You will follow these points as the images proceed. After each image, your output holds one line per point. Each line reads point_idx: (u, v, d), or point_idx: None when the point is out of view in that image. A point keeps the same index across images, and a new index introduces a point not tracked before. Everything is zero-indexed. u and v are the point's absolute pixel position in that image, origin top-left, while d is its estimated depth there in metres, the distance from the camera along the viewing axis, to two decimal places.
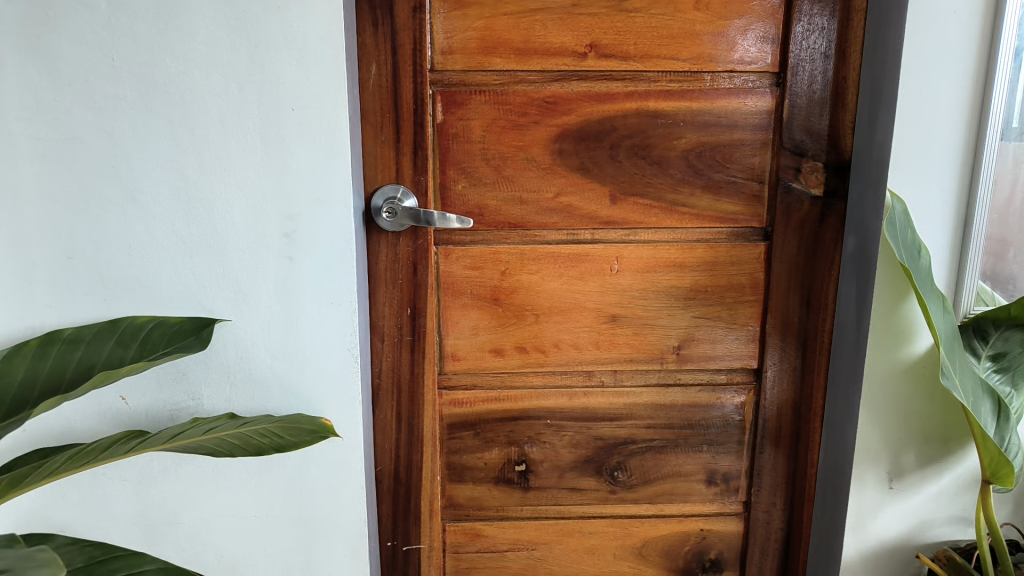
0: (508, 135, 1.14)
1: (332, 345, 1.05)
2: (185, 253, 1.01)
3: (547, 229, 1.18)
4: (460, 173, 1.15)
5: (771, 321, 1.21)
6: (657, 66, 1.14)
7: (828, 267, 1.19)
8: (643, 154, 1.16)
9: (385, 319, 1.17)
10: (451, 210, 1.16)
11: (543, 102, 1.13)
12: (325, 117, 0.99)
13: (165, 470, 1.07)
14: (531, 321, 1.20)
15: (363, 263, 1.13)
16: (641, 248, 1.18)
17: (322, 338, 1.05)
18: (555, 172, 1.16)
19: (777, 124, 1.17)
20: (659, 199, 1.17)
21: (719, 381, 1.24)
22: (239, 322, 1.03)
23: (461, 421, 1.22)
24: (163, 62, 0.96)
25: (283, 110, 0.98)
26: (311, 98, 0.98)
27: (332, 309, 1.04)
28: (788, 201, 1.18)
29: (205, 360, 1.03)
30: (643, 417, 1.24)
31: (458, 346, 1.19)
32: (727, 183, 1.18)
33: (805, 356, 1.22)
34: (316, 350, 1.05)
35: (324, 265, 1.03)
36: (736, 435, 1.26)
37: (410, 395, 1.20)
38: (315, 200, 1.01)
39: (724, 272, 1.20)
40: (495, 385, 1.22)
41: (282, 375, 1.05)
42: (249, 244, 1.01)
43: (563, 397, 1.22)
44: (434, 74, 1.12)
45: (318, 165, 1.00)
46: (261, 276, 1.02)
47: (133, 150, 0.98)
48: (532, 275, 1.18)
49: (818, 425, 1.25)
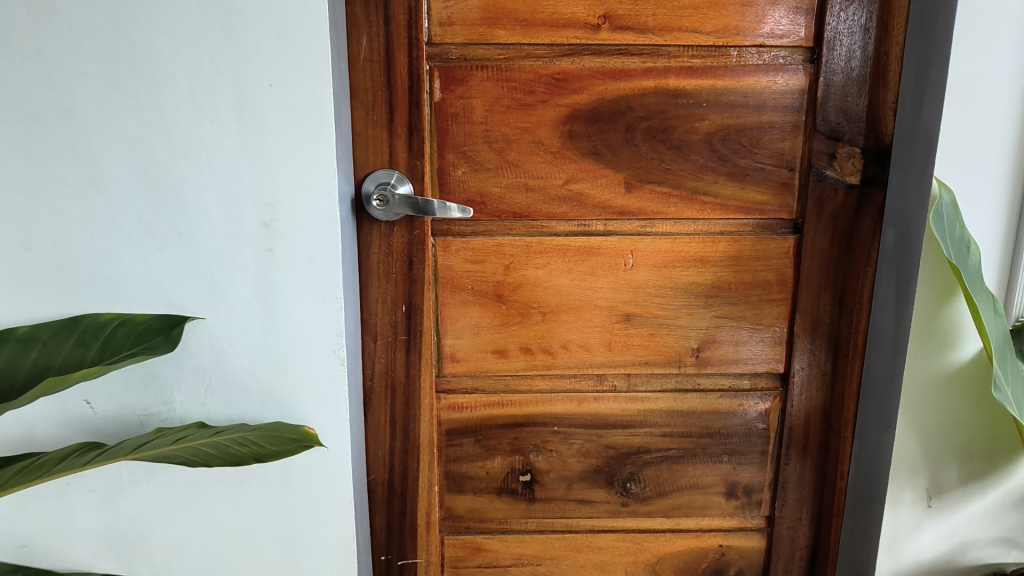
0: (513, 116, 1.04)
1: (318, 346, 0.96)
2: (154, 243, 0.92)
3: (554, 220, 1.07)
4: (460, 158, 1.05)
5: (799, 321, 1.11)
6: (678, 40, 1.03)
7: (863, 262, 1.08)
8: (662, 137, 1.05)
9: (378, 316, 1.08)
10: (449, 198, 1.06)
11: (552, 79, 1.03)
12: (309, 95, 0.89)
13: (136, 480, 0.99)
14: (537, 320, 1.10)
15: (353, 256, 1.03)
16: (658, 241, 1.08)
17: (305, 338, 0.95)
18: (564, 157, 1.05)
19: (811, 104, 1.06)
20: (678, 187, 1.07)
21: (742, 387, 1.14)
22: (215, 321, 0.94)
23: (461, 427, 1.13)
24: (126, 31, 0.86)
25: (261, 87, 0.88)
26: (293, 73, 0.88)
27: (317, 307, 0.95)
28: (821, 189, 1.07)
29: (178, 362, 0.94)
30: (658, 424, 1.14)
31: (457, 346, 1.10)
32: (754, 170, 1.07)
33: (836, 360, 1.12)
34: (299, 351, 0.95)
35: (308, 257, 0.93)
36: (759, 445, 1.16)
37: (405, 398, 1.10)
38: (295, 186, 0.91)
39: (749, 268, 1.10)
40: (498, 389, 1.12)
41: (263, 379, 0.96)
42: (224, 235, 0.92)
43: (572, 403, 1.13)
44: (431, 48, 1.01)
45: (299, 148, 0.90)
46: (239, 270, 0.93)
47: (95, 130, 0.88)
48: (538, 270, 1.08)
49: (849, 435, 1.14)
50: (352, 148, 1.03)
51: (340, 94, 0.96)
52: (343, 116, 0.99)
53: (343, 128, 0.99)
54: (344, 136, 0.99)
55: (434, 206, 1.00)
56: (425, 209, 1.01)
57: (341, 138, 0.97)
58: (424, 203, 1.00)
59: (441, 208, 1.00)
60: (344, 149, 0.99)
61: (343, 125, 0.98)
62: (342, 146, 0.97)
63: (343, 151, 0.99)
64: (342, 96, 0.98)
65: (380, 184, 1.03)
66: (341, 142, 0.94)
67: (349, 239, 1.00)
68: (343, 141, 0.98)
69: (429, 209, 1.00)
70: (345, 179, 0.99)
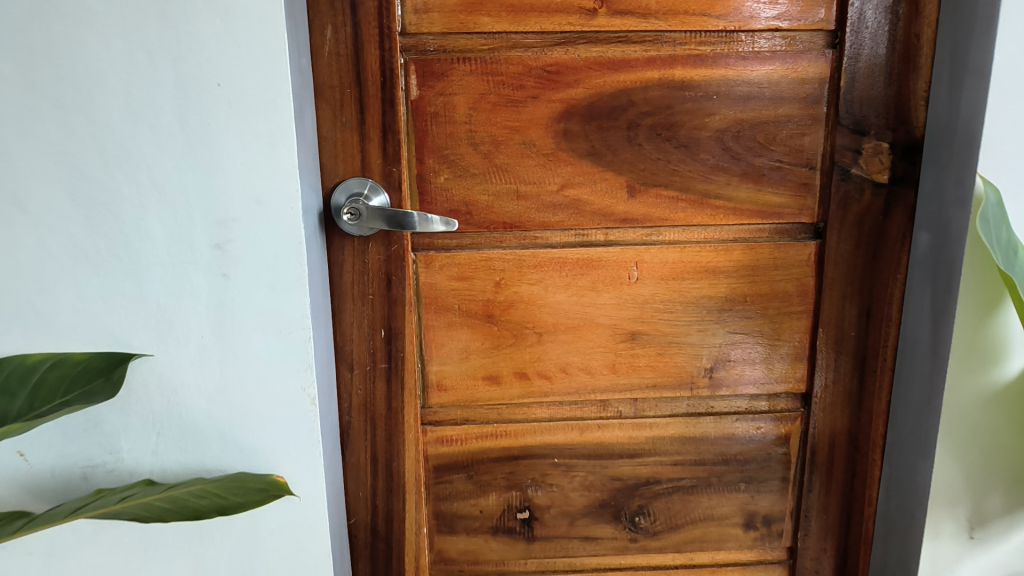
0: (500, 114, 0.92)
1: (283, 380, 0.85)
2: (89, 270, 0.79)
3: (550, 229, 0.96)
4: (442, 163, 0.93)
5: (823, 335, 1.00)
6: (684, 25, 0.91)
7: (893, 269, 0.97)
8: (668, 135, 0.94)
9: (353, 343, 0.96)
10: (431, 208, 0.94)
11: (543, 71, 0.91)
12: (263, 94, 0.77)
13: (80, 540, 0.86)
14: (533, 341, 0.98)
15: (323, 277, 0.91)
16: (665, 250, 0.97)
17: (269, 373, 0.84)
18: (559, 159, 0.93)
19: (833, 94, 0.94)
20: (687, 190, 0.95)
21: (760, 408, 1.04)
22: (164, 357, 0.82)
23: (451, 463, 1.01)
24: (44, 22, 0.73)
25: (206, 84, 0.76)
26: (244, 70, 0.76)
27: (279, 337, 0.83)
28: (845, 189, 0.96)
29: (123, 406, 0.82)
30: (668, 452, 1.04)
31: (444, 373, 0.98)
32: (771, 169, 0.96)
33: (864, 377, 1.01)
34: (263, 388, 0.84)
35: (268, 282, 0.82)
36: (780, 471, 1.05)
37: (387, 432, 0.99)
38: (251, 200, 0.80)
39: (767, 278, 0.99)
40: (491, 419, 1.01)
41: (221, 423, 0.84)
42: (170, 259, 0.80)
43: (573, 432, 1.02)
44: (406, 38, 0.89)
45: (254, 157, 0.79)
46: (189, 298, 0.81)
47: (14, 140, 0.76)
48: (532, 286, 0.97)
49: (879, 457, 1.03)
50: (318, 154, 0.91)
51: (301, 94, 0.84)
52: (308, 119, 0.87)
53: (308, 132, 0.87)
54: (310, 142, 0.88)
55: (413, 218, 0.88)
56: (402, 223, 0.88)
57: (306, 143, 0.86)
58: (401, 215, 0.88)
59: (420, 220, 0.88)
60: (310, 156, 0.88)
61: (307, 129, 0.87)
62: (306, 153, 0.86)
63: (308, 159, 0.87)
64: (306, 95, 0.86)
65: (351, 195, 0.91)
66: (304, 149, 0.83)
67: (317, 256, 0.89)
68: (307, 147, 0.86)
69: (407, 222, 0.88)
70: (311, 191, 0.87)
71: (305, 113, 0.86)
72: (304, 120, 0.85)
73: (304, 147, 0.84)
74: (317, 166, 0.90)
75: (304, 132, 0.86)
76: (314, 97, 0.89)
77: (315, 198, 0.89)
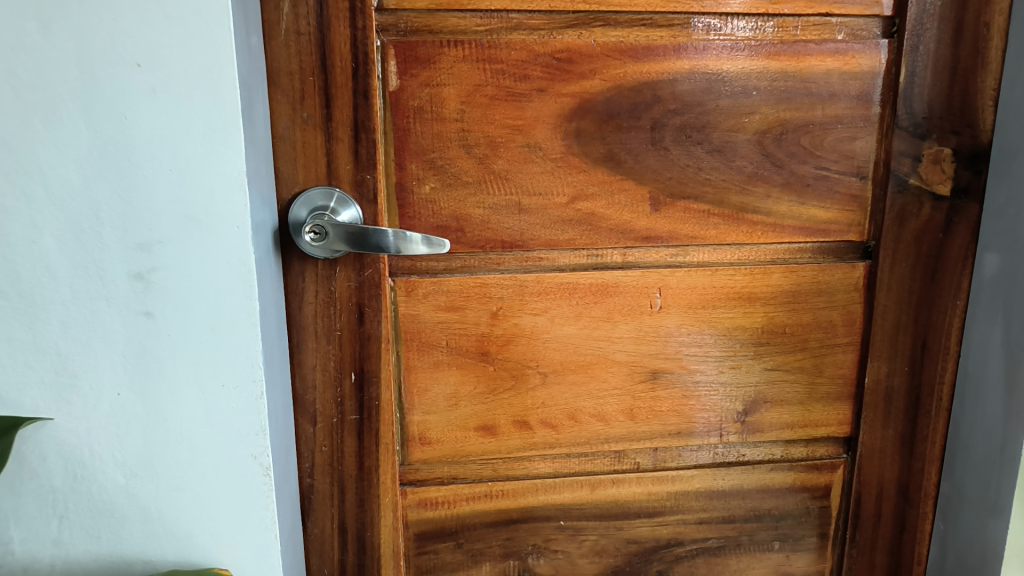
0: (499, 110, 0.75)
1: (227, 445, 0.68)
2: None
3: (556, 249, 0.79)
4: (427, 169, 0.76)
5: (871, 373, 0.86)
6: (719, 5, 0.76)
7: (952, 296, 0.84)
8: (699, 138, 0.78)
9: (317, 390, 0.78)
10: (413, 225, 0.77)
11: (551, 59, 0.75)
12: (199, 85, 0.60)
13: None
14: (535, 384, 0.82)
15: (279, 312, 0.73)
16: (693, 274, 0.81)
17: (209, 436, 0.67)
18: (570, 164, 0.77)
19: (889, 90, 0.80)
20: (720, 203, 0.80)
21: (795, 457, 0.89)
22: (69, 420, 0.65)
23: (436, 529, 0.84)
24: None
25: (124, 69, 0.59)
26: (173, 52, 0.59)
27: (220, 393, 0.67)
28: (901, 202, 0.82)
29: (15, 486, 0.65)
30: (692, 509, 0.88)
31: (428, 424, 0.81)
32: (816, 179, 0.81)
33: (916, 419, 0.88)
34: (201, 455, 0.68)
35: (207, 323, 0.65)
36: (817, 527, 0.91)
37: (359, 496, 0.81)
38: (183, 218, 0.62)
39: (808, 307, 0.84)
40: (484, 476, 0.84)
41: (145, 499, 0.68)
42: (76, 295, 0.62)
43: (582, 489, 0.86)
44: (383, 15, 0.72)
45: (186, 162, 0.61)
46: (106, 345, 0.64)
47: None
48: (536, 318, 0.80)
49: (929, 509, 0.90)
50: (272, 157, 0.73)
51: (252, 82, 0.66)
52: (263, 114, 0.69)
53: (263, 130, 0.70)
54: (266, 143, 0.70)
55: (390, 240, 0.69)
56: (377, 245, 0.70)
57: (259, 145, 0.68)
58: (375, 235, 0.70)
59: (399, 242, 0.69)
60: (265, 161, 0.70)
61: (262, 126, 0.69)
62: (260, 156, 0.69)
63: (263, 164, 0.69)
64: (260, 84, 0.69)
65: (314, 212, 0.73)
66: (254, 154, 0.66)
67: (273, 285, 0.71)
68: (261, 151, 0.69)
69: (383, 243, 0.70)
70: (266, 204, 0.70)
71: (257, 106, 0.68)
72: (257, 116, 0.68)
73: (255, 152, 0.66)
74: (273, 172, 0.72)
75: (255, 132, 0.68)
76: (266, 86, 0.71)
77: (272, 213, 0.72)
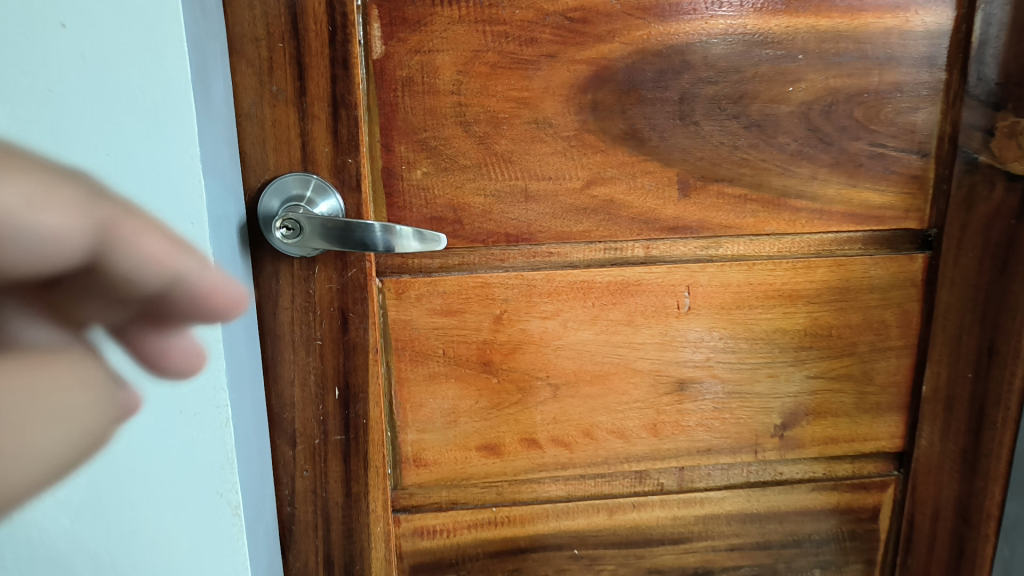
0: (502, 80, 0.64)
1: (188, 482, 0.57)
2: None
3: (570, 243, 0.68)
4: (419, 151, 0.64)
5: (927, 380, 0.75)
6: None
7: None
8: (736, 111, 0.67)
9: (295, 408, 0.68)
10: (403, 217, 0.66)
11: (563, 19, 0.63)
12: (137, 48, 0.49)
13: None
14: (546, 397, 0.71)
15: (248, 321, 0.62)
16: (727, 270, 0.71)
17: (166, 471, 0.57)
18: (585, 144, 0.66)
19: (959, 52, 0.68)
20: (760, 187, 0.69)
21: (839, 475, 0.78)
22: None
23: (434, 560, 0.75)
24: None
25: (44, 31, 0.48)
26: (103, 8, 0.48)
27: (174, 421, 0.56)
28: (970, 183, 0.69)
29: None
30: (723, 535, 0.78)
31: (424, 444, 0.71)
32: (871, 157, 0.70)
33: (978, 432, 0.73)
34: (159, 492, 0.57)
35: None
36: (861, 552, 0.81)
37: (346, 527, 0.71)
38: None
39: (858, 306, 0.73)
40: (488, 501, 0.74)
41: (95, 543, 0.58)
42: None
43: (599, 513, 0.76)
44: None
45: (126, 145, 0.51)
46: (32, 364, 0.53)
47: None
48: (545, 323, 0.69)
49: (992, 532, 0.75)
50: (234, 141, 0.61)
51: (211, 49, 0.55)
52: (224, 89, 0.58)
53: (226, 111, 0.59)
54: (229, 124, 0.59)
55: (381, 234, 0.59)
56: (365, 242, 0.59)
57: (221, 126, 0.57)
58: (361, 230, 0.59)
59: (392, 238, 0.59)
60: (228, 145, 0.59)
61: (224, 103, 0.58)
62: (222, 138, 0.58)
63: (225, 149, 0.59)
64: (221, 53, 0.58)
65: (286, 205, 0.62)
66: (212, 135, 0.55)
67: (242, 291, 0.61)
68: (223, 132, 0.58)
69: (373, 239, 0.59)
70: (232, 197, 0.59)
71: (216, 80, 0.57)
72: (217, 92, 0.57)
73: (214, 133, 0.56)
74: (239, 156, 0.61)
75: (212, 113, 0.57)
76: (226, 55, 0.59)
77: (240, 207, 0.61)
